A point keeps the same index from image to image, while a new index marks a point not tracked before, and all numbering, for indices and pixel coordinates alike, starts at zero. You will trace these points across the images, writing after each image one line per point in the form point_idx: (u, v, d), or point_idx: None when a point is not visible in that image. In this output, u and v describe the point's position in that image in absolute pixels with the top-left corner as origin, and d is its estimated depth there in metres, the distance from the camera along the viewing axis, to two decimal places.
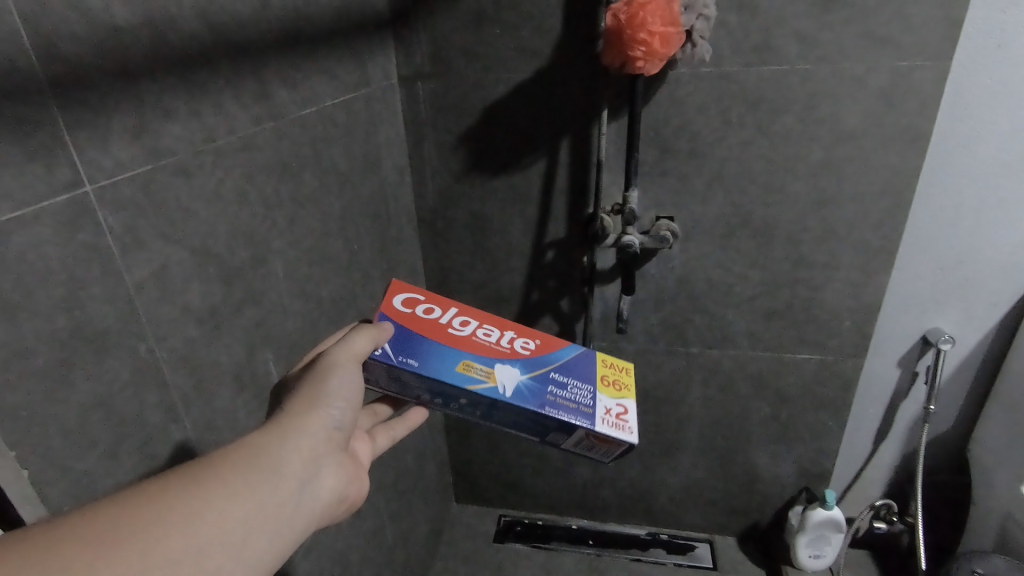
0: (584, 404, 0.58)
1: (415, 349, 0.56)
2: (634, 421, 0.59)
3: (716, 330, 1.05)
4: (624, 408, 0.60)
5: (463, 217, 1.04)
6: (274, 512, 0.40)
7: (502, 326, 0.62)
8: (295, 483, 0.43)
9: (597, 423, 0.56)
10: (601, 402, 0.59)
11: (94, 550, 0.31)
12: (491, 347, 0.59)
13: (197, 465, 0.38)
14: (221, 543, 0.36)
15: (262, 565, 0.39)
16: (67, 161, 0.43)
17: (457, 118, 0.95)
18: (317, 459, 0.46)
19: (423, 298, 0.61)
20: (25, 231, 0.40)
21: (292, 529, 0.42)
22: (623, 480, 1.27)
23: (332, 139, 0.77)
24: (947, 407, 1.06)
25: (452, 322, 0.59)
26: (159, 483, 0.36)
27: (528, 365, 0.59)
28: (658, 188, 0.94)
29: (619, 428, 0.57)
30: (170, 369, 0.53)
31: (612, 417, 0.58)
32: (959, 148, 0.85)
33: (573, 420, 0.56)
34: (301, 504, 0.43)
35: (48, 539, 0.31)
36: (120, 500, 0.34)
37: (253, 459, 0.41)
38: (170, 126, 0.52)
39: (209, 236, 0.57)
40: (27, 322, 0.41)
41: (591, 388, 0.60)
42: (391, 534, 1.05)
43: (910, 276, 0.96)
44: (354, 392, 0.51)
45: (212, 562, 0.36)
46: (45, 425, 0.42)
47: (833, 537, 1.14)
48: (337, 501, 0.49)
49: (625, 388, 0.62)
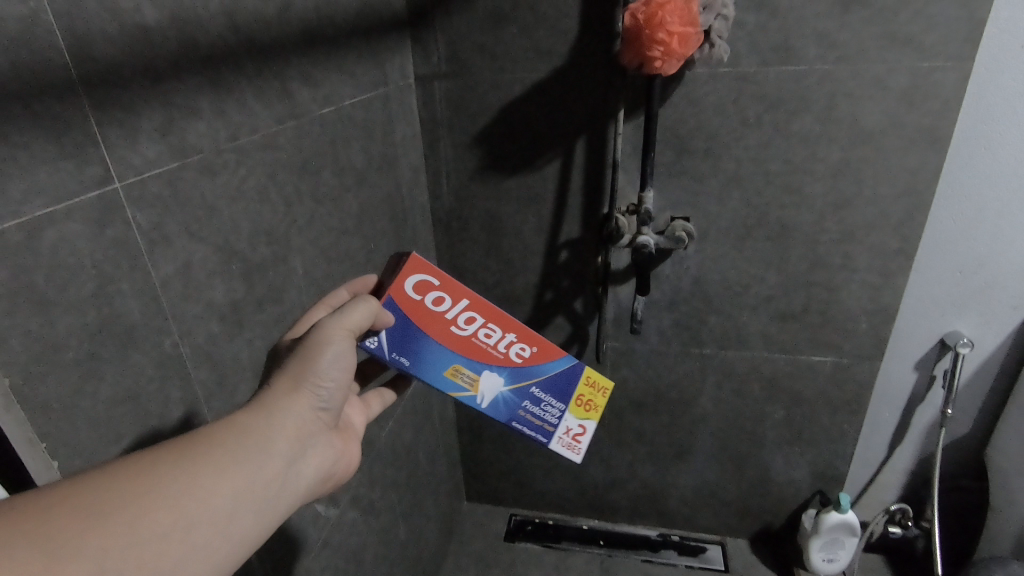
0: (549, 421, 0.65)
1: (411, 346, 0.58)
2: (587, 442, 0.66)
3: (731, 331, 1.04)
4: (584, 428, 0.66)
5: (479, 216, 1.05)
6: (259, 489, 0.41)
7: (507, 326, 0.60)
8: (281, 462, 0.43)
9: (550, 441, 0.65)
10: (565, 420, 0.65)
11: (82, 522, 0.33)
12: (487, 351, 0.60)
13: (183, 442, 0.39)
14: (207, 518, 0.38)
15: (248, 538, 0.41)
16: (98, 158, 0.45)
17: (474, 117, 0.96)
18: (305, 438, 0.46)
19: (437, 282, 0.57)
20: (58, 226, 0.42)
21: (279, 505, 0.43)
22: (635, 481, 1.27)
23: (351, 139, 0.79)
24: (965, 411, 1.05)
25: (457, 318, 0.58)
26: (146, 458, 0.37)
27: (513, 376, 0.62)
28: (674, 188, 0.94)
29: (567, 451, 0.65)
30: (194, 361, 0.55)
31: (567, 437, 0.66)
32: (981, 149, 0.84)
33: (531, 434, 0.65)
34: (286, 482, 0.44)
35: (40, 507, 0.32)
36: (108, 474, 0.35)
37: (239, 438, 0.41)
38: (196, 125, 0.53)
39: (232, 233, 0.58)
40: (59, 313, 0.42)
41: (562, 408, 0.65)
42: (403, 530, 1.07)
43: (929, 278, 0.95)
44: (343, 373, 0.49)
45: (196, 537, 0.37)
46: (75, 414, 0.44)
47: (847, 542, 1.13)
48: (324, 476, 0.50)
49: (594, 410, 0.66)
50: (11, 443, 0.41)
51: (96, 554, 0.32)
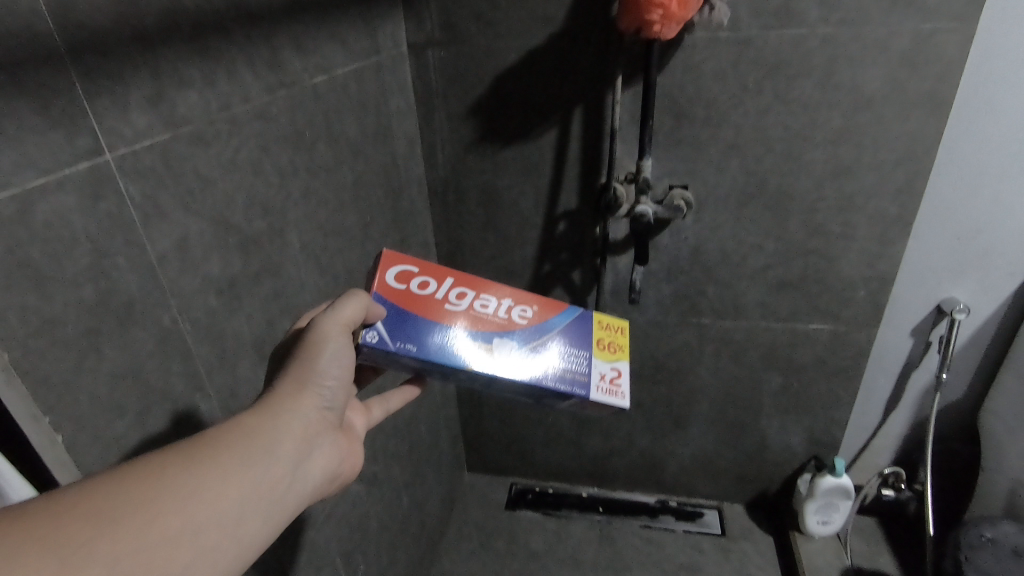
0: (579, 372, 0.59)
1: (413, 332, 0.55)
2: (626, 384, 0.61)
3: (728, 300, 1.05)
4: (618, 371, 0.61)
5: (475, 189, 1.04)
6: (268, 489, 0.42)
7: (499, 293, 0.61)
8: (287, 463, 0.44)
9: (591, 393, 0.59)
10: (595, 367, 0.61)
11: (96, 526, 0.33)
12: (489, 319, 0.59)
13: (192, 445, 0.39)
14: (217, 521, 0.38)
15: (256, 540, 0.41)
16: (88, 128, 0.44)
17: (469, 87, 0.95)
18: (310, 438, 0.47)
19: (417, 269, 0.59)
20: (50, 198, 0.41)
21: (285, 506, 0.44)
22: (634, 449, 1.29)
23: (345, 110, 0.77)
24: (959, 376, 1.07)
25: (448, 296, 0.59)
26: (154, 461, 0.37)
27: (526, 337, 0.59)
28: (672, 157, 0.93)
29: (611, 396, 0.59)
30: (193, 336, 0.55)
31: (606, 383, 0.60)
32: (983, 115, 0.83)
33: (569, 392, 0.58)
34: (294, 483, 0.45)
35: (50, 511, 0.32)
36: (121, 476, 0.35)
37: (245, 439, 0.42)
38: (187, 95, 0.52)
39: (228, 206, 0.58)
40: (56, 291, 0.42)
41: (587, 354, 0.61)
42: (405, 502, 1.08)
43: (927, 246, 0.95)
44: (343, 372, 0.50)
45: (207, 541, 0.37)
46: (76, 391, 0.44)
47: (842, 504, 1.16)
48: (327, 478, 0.50)
49: (620, 350, 0.63)
50: (14, 418, 0.41)
51: (111, 559, 0.32)
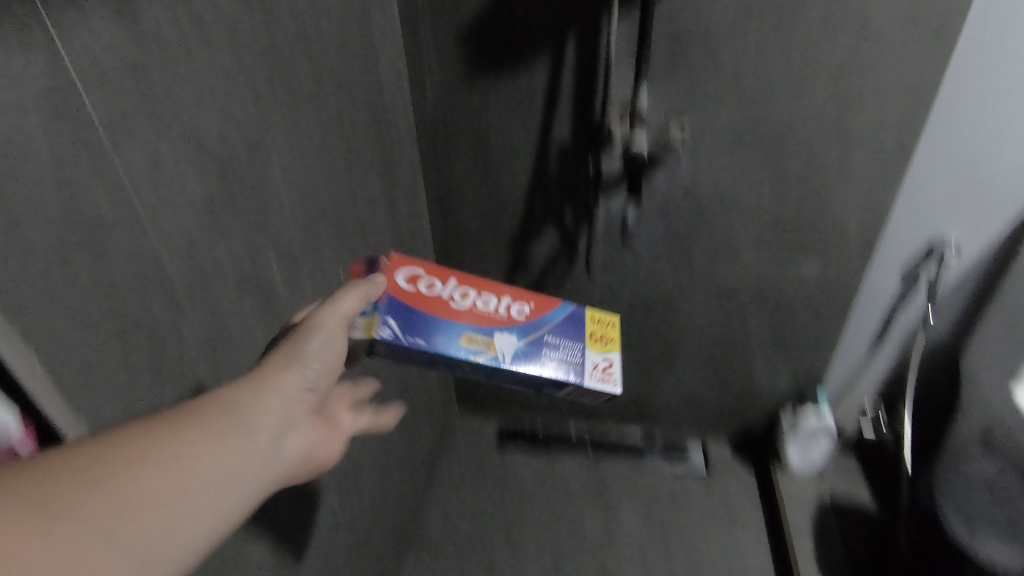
0: (573, 362, 0.66)
1: (423, 328, 0.60)
2: (617, 373, 0.67)
3: (720, 241, 1.04)
4: (609, 361, 0.68)
5: (465, 124, 1.00)
6: (247, 462, 0.43)
7: (499, 291, 0.65)
8: (270, 438, 0.45)
9: (585, 380, 0.65)
10: (589, 357, 0.67)
11: (84, 481, 0.34)
12: (490, 316, 0.64)
13: (182, 412, 0.41)
14: (200, 484, 0.39)
15: (235, 511, 0.42)
16: (44, 30, 0.40)
17: (457, 14, 0.90)
18: (291, 419, 0.48)
19: (424, 271, 0.63)
20: (8, 103, 0.39)
21: (263, 479, 0.45)
22: (622, 390, 1.31)
23: (325, 34, 0.73)
24: (943, 316, 1.09)
25: (454, 295, 0.63)
26: (145, 430, 0.38)
27: (525, 331, 0.64)
28: (669, 91, 0.90)
29: (603, 384, 0.65)
30: (173, 264, 0.53)
31: (598, 372, 0.66)
32: (991, 48, 0.80)
33: (565, 380, 0.64)
34: (274, 458, 0.46)
35: (43, 463, 0.33)
36: (114, 438, 0.37)
37: (232, 413, 0.44)
38: (152, 7, 0.48)
39: (203, 129, 0.55)
40: (21, 203, 0.40)
41: (580, 345, 0.67)
42: (398, 438, 1.10)
43: (924, 187, 0.94)
44: (330, 358, 0.53)
45: (188, 503, 0.38)
46: (50, 310, 0.43)
47: (823, 440, 1.23)
48: (301, 460, 0.51)
49: (611, 342, 0.69)
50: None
51: (95, 509, 0.34)
